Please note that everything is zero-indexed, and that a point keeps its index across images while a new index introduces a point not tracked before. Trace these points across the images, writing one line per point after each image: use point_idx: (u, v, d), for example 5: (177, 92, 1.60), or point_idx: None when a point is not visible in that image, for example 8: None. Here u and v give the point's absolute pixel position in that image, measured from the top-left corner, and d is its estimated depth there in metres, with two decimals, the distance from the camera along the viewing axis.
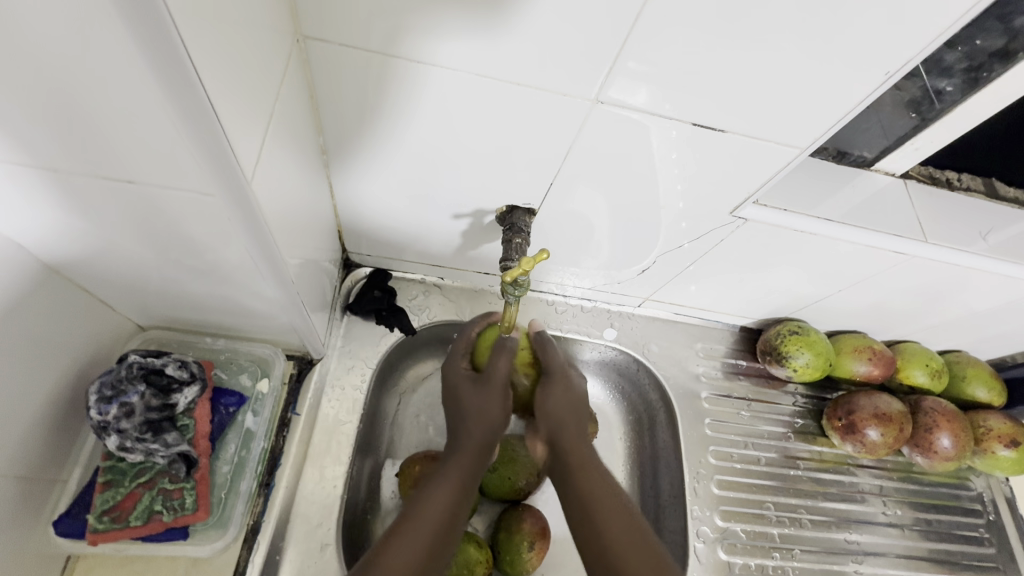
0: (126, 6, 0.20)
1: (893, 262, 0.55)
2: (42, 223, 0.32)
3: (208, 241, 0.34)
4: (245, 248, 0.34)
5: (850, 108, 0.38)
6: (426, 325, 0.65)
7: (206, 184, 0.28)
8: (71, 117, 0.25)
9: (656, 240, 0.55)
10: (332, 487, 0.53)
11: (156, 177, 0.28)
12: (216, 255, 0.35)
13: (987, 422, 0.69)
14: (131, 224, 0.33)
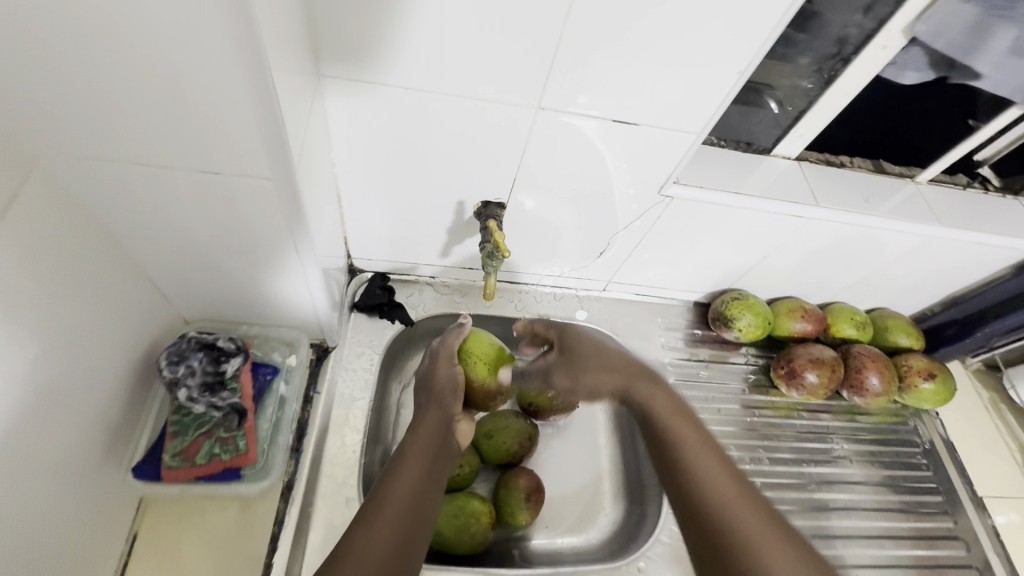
0: (238, 39, 0.32)
1: (798, 226, 0.68)
2: (138, 217, 0.44)
3: (260, 219, 0.45)
4: (287, 226, 0.45)
5: (722, 98, 0.52)
6: (422, 317, 0.76)
7: (268, 167, 0.40)
8: (181, 127, 0.37)
9: (605, 222, 0.67)
10: (353, 452, 0.62)
11: (234, 165, 0.40)
12: (264, 235, 0.46)
13: (908, 361, 0.80)
14: (204, 210, 0.44)
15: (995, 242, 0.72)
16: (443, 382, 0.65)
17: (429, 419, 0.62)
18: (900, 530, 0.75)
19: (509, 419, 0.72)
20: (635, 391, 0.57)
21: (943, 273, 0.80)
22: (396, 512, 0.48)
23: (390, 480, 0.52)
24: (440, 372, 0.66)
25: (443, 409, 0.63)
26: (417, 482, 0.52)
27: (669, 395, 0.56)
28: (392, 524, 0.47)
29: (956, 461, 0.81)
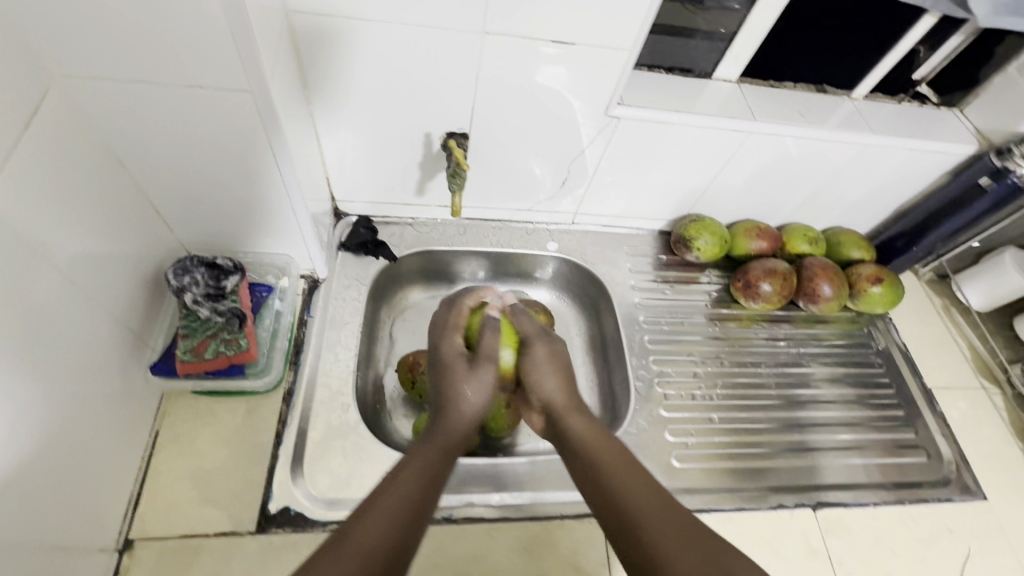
0: None
1: (740, 141, 0.75)
2: (136, 135, 0.51)
3: (240, 133, 0.52)
4: (265, 137, 0.53)
5: (645, 14, 0.58)
6: (405, 252, 0.83)
7: (243, 79, 0.47)
8: (167, 44, 0.43)
9: (563, 148, 0.74)
10: (346, 365, 0.69)
11: (214, 79, 0.47)
12: (246, 148, 0.54)
13: (858, 270, 0.87)
14: (191, 127, 0.51)
15: (923, 147, 0.79)
16: (448, 355, 0.60)
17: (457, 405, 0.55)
18: (855, 418, 0.81)
19: None
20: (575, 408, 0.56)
21: (884, 185, 0.86)
22: (389, 518, 0.42)
23: (392, 480, 0.45)
24: (450, 339, 0.61)
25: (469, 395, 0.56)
26: (421, 484, 0.45)
27: (600, 435, 0.52)
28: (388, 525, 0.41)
29: (906, 358, 0.87)
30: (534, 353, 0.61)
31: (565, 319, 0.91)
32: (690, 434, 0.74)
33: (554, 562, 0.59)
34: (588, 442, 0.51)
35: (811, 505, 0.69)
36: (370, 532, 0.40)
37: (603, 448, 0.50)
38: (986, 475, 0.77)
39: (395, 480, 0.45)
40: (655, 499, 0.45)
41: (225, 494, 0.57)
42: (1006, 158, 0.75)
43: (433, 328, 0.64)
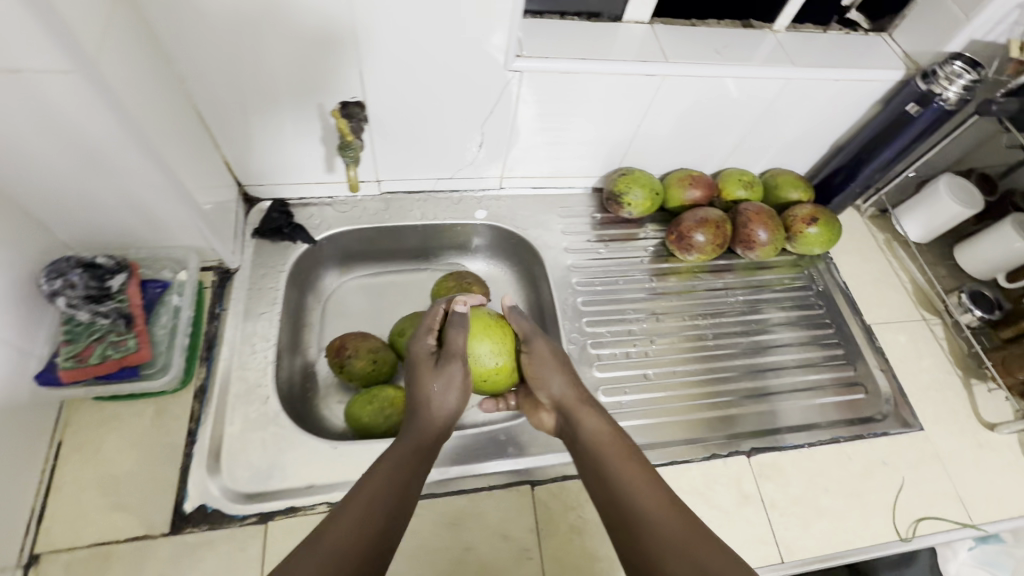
0: None
1: (655, 86, 0.71)
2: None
3: (82, 121, 0.47)
4: (114, 123, 0.48)
5: None
6: (325, 234, 0.79)
7: (66, 60, 0.42)
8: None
9: (470, 110, 0.71)
10: (264, 356, 0.68)
11: (33, 61, 0.42)
12: (97, 138, 0.49)
13: (794, 212, 0.85)
14: (28, 121, 0.46)
15: (849, 76, 0.75)
16: (442, 384, 0.56)
17: (442, 396, 0.56)
18: (793, 362, 0.80)
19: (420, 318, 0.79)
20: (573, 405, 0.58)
21: (816, 121, 0.84)
22: (372, 510, 0.45)
23: (375, 475, 0.48)
24: (446, 367, 0.57)
25: (459, 383, 0.57)
26: (403, 482, 0.48)
27: (598, 424, 0.56)
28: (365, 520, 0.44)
29: (845, 297, 0.87)
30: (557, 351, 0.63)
31: (502, 287, 0.89)
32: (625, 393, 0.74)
33: (479, 534, 0.59)
34: (600, 442, 0.53)
35: (744, 453, 0.68)
36: (340, 542, 0.42)
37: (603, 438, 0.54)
38: (922, 405, 0.77)
39: (373, 482, 0.47)
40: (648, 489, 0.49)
41: (135, 499, 0.56)
42: (932, 81, 0.72)
43: (418, 354, 0.59)
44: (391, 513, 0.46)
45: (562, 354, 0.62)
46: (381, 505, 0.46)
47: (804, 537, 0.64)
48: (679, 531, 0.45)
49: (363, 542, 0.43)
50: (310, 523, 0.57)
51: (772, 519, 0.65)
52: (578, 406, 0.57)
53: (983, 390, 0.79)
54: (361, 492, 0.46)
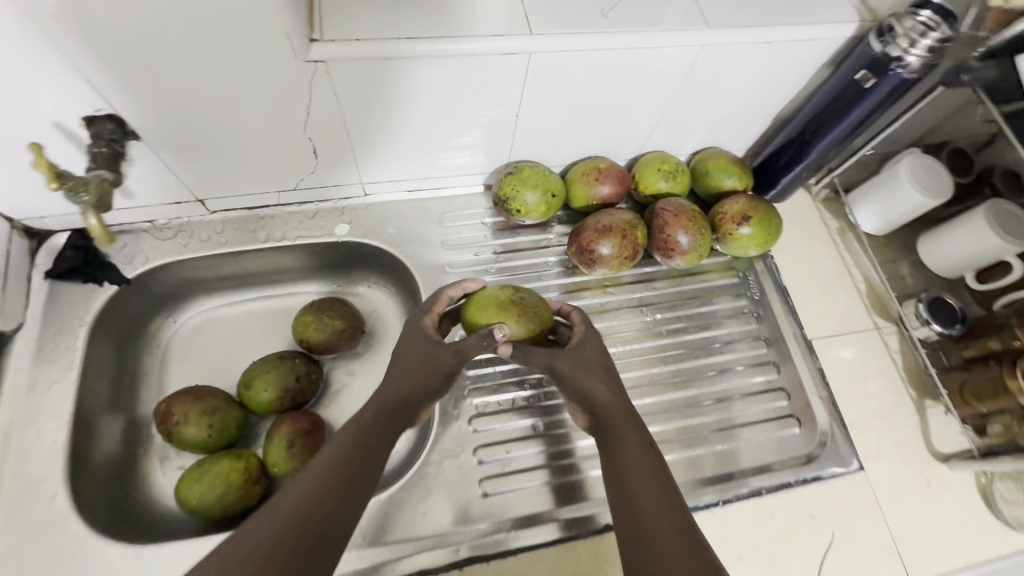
0: None
1: (523, 66, 0.55)
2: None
3: None
4: None
5: None
6: (140, 270, 0.65)
7: None
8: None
9: (278, 113, 0.54)
10: (53, 441, 0.56)
11: None
12: None
13: (724, 208, 0.70)
14: None
15: (783, 38, 0.57)
16: (432, 364, 0.57)
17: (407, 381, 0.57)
18: (718, 394, 0.67)
19: (270, 364, 0.66)
20: (611, 413, 0.54)
21: (747, 94, 0.66)
22: (329, 477, 0.47)
23: (337, 445, 0.50)
24: (421, 355, 0.58)
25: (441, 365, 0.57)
26: (357, 456, 0.50)
27: (628, 428, 0.53)
28: (313, 495, 0.45)
29: (786, 306, 0.72)
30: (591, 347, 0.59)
31: (384, 309, 0.77)
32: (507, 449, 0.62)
33: None
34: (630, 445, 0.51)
35: None
36: (294, 507, 0.44)
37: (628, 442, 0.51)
38: (864, 439, 0.66)
39: (332, 453, 0.49)
40: (659, 493, 0.47)
41: None
42: (887, 40, 0.55)
43: (412, 329, 0.60)
44: (362, 464, 0.49)
45: (598, 356, 0.59)
46: (340, 473, 0.48)
47: None
48: (665, 536, 0.44)
49: (315, 509, 0.45)
50: None
51: None
52: (609, 416, 0.54)
53: (937, 414, 0.68)
54: (325, 453, 0.49)
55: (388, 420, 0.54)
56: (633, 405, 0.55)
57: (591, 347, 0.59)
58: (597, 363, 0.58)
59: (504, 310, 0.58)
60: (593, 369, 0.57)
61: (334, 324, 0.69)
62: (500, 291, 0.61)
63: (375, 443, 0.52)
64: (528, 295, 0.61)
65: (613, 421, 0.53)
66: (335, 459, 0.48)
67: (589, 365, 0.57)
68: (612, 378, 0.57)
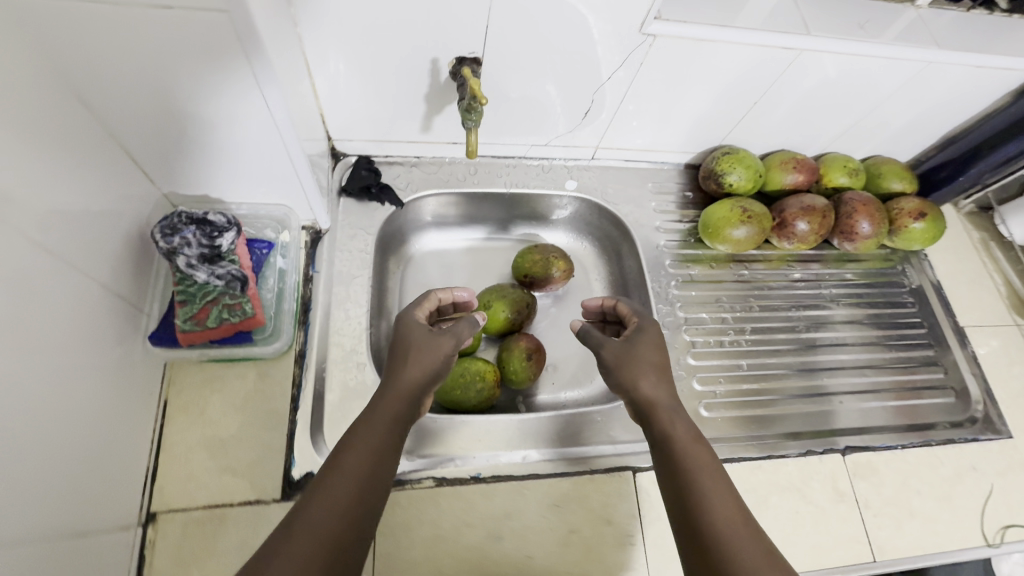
0: None
1: (789, 61, 0.65)
2: (116, 66, 0.44)
3: (226, 70, 0.45)
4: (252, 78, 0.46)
5: None
6: (411, 197, 0.76)
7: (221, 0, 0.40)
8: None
9: (587, 75, 0.66)
10: (358, 322, 0.65)
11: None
12: (234, 91, 0.47)
13: (899, 205, 0.81)
14: (148, 56, 0.43)
15: (993, 64, 0.70)
16: (431, 351, 0.56)
17: (409, 368, 0.53)
18: (884, 360, 0.79)
19: (506, 290, 0.77)
20: (660, 409, 0.52)
21: (935, 111, 0.78)
22: (364, 456, 0.45)
23: (357, 429, 0.47)
24: (423, 341, 0.56)
25: (433, 355, 0.56)
26: (383, 444, 0.47)
27: (675, 419, 0.52)
28: (343, 483, 0.43)
29: (940, 297, 0.84)
30: (647, 333, 0.59)
31: (583, 263, 0.86)
32: (718, 379, 0.72)
33: (583, 516, 0.58)
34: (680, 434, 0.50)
35: (840, 451, 0.67)
36: (348, 476, 0.43)
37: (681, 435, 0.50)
38: (1013, 414, 0.76)
39: (364, 435, 0.46)
40: (716, 499, 0.45)
41: (246, 462, 0.54)
42: None
43: (408, 324, 0.59)
44: (382, 459, 0.46)
45: (641, 356, 0.56)
46: (378, 449, 0.46)
47: (894, 537, 0.64)
48: (719, 510, 0.44)
49: (354, 495, 0.43)
50: (417, 498, 0.56)
51: (866, 519, 0.65)
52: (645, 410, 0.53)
53: None
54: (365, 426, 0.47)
55: (410, 407, 0.51)
56: (677, 396, 0.54)
57: (646, 344, 0.57)
58: (652, 359, 0.56)
59: (740, 219, 0.74)
60: (641, 364, 0.55)
61: (557, 264, 0.79)
62: (730, 202, 0.76)
63: (402, 420, 0.51)
64: (753, 202, 0.76)
65: (656, 409, 0.53)
66: (370, 447, 0.46)
67: (640, 364, 0.56)
68: (665, 372, 0.56)
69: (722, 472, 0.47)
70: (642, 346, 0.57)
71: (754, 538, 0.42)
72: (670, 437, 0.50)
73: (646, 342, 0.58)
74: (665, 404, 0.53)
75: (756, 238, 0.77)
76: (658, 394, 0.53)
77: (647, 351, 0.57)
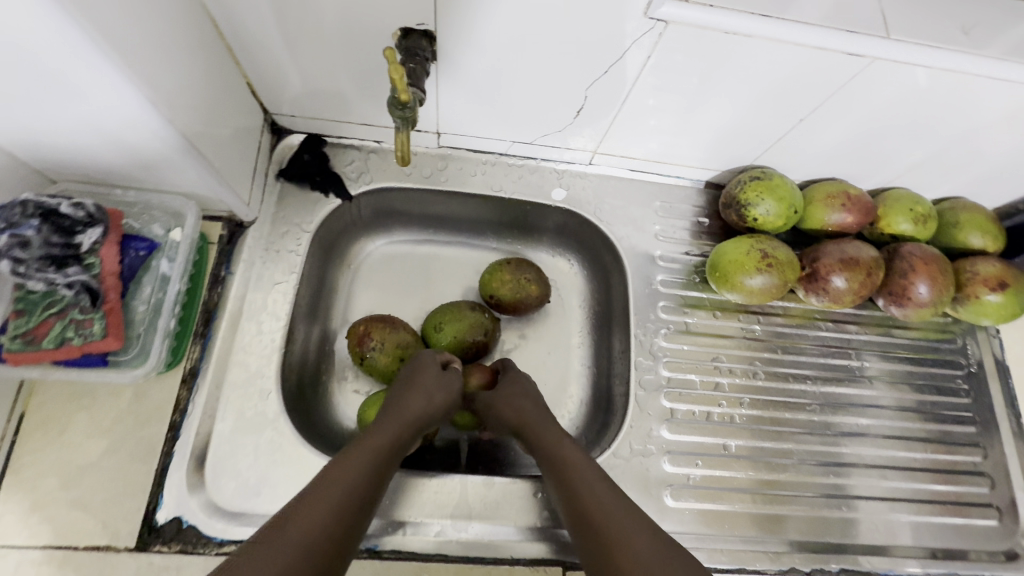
0: None
1: (855, 70, 0.48)
2: None
3: (37, 37, 0.32)
4: (79, 48, 0.33)
5: None
6: (363, 190, 0.64)
7: None
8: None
9: (579, 66, 0.51)
10: (271, 339, 0.55)
11: None
12: (61, 64, 0.34)
13: (974, 267, 0.63)
14: None
15: None
16: (438, 390, 0.54)
17: (412, 406, 0.52)
18: (917, 461, 0.64)
19: (463, 313, 0.65)
20: (547, 439, 0.52)
21: None
22: (347, 486, 0.42)
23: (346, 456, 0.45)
24: (430, 377, 0.55)
25: (439, 397, 0.54)
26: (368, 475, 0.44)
27: (564, 446, 0.51)
28: (327, 508, 0.39)
29: (1005, 389, 0.67)
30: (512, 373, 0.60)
31: (565, 287, 0.73)
32: (697, 460, 0.59)
33: None
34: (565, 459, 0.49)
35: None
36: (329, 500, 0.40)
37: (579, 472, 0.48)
38: None
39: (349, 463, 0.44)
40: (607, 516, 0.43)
41: (102, 500, 0.46)
42: None
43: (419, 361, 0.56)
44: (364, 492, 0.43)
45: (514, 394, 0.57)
46: (364, 479, 0.43)
47: None
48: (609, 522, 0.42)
49: (333, 523, 0.39)
50: None
51: None
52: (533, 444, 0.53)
53: None
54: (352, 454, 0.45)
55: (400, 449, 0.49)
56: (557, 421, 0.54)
57: (515, 385, 0.58)
58: (523, 395, 0.57)
59: (758, 266, 0.59)
60: (517, 400, 0.56)
61: (529, 288, 0.66)
62: (750, 241, 0.61)
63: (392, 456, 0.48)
64: (779, 245, 0.60)
65: (544, 440, 0.52)
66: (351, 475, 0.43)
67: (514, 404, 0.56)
68: (541, 407, 0.56)
69: (606, 481, 0.47)
70: (511, 387, 0.58)
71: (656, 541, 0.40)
72: (561, 467, 0.49)
73: (513, 380, 0.59)
74: (568, 447, 0.51)
75: (780, 291, 0.61)
76: (546, 437, 0.52)
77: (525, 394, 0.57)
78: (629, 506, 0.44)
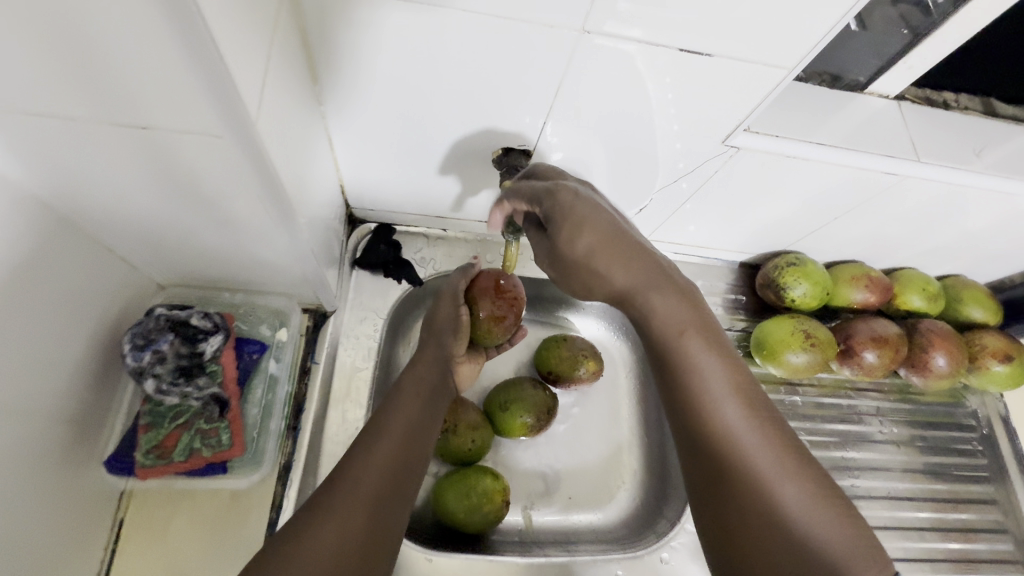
0: (221, 104, 0.28)
1: (888, 185, 0.56)
2: (92, 180, 0.34)
3: (224, 189, 0.36)
4: (258, 196, 0.36)
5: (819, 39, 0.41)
6: (431, 276, 0.67)
7: (220, 127, 0.30)
8: (94, 68, 0.27)
9: (653, 178, 0.57)
10: (355, 428, 0.55)
11: (173, 121, 0.30)
12: (234, 207, 0.38)
13: (981, 340, 0.71)
14: (140, 166, 0.33)
15: None
16: (448, 339, 0.56)
17: (426, 358, 0.55)
18: (947, 521, 0.69)
19: (526, 390, 0.67)
20: (680, 362, 0.41)
21: None
22: (382, 451, 0.44)
23: (381, 419, 0.47)
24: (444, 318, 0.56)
25: (441, 349, 0.55)
26: (402, 438, 0.46)
27: (709, 351, 0.40)
28: (364, 480, 0.42)
29: (1014, 449, 0.74)
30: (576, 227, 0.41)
31: (614, 360, 0.77)
32: None
33: None
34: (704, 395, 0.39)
35: None
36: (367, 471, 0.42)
37: (726, 401, 0.39)
38: None
39: (381, 427, 0.46)
40: (762, 467, 0.36)
41: None
42: None
43: (434, 311, 0.58)
44: (404, 457, 0.45)
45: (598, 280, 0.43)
46: (397, 444, 0.45)
47: None
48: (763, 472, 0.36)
49: (376, 490, 0.41)
50: None
51: None
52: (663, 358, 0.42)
53: None
54: (391, 416, 0.47)
55: (432, 401, 0.51)
56: (709, 315, 0.42)
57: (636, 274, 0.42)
58: (593, 239, 0.41)
59: (800, 343, 0.65)
60: (615, 249, 0.42)
61: (587, 363, 0.69)
62: (790, 321, 0.67)
63: (425, 406, 0.50)
64: (815, 324, 0.67)
65: (675, 346, 0.41)
66: (394, 438, 0.45)
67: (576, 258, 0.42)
68: (706, 327, 0.41)
69: (772, 421, 0.39)
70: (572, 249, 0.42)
71: (830, 510, 0.35)
72: (700, 397, 0.39)
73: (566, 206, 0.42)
74: (713, 392, 0.39)
75: (822, 362, 0.66)
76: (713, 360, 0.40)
77: (603, 264, 0.42)
78: (790, 458, 0.37)
